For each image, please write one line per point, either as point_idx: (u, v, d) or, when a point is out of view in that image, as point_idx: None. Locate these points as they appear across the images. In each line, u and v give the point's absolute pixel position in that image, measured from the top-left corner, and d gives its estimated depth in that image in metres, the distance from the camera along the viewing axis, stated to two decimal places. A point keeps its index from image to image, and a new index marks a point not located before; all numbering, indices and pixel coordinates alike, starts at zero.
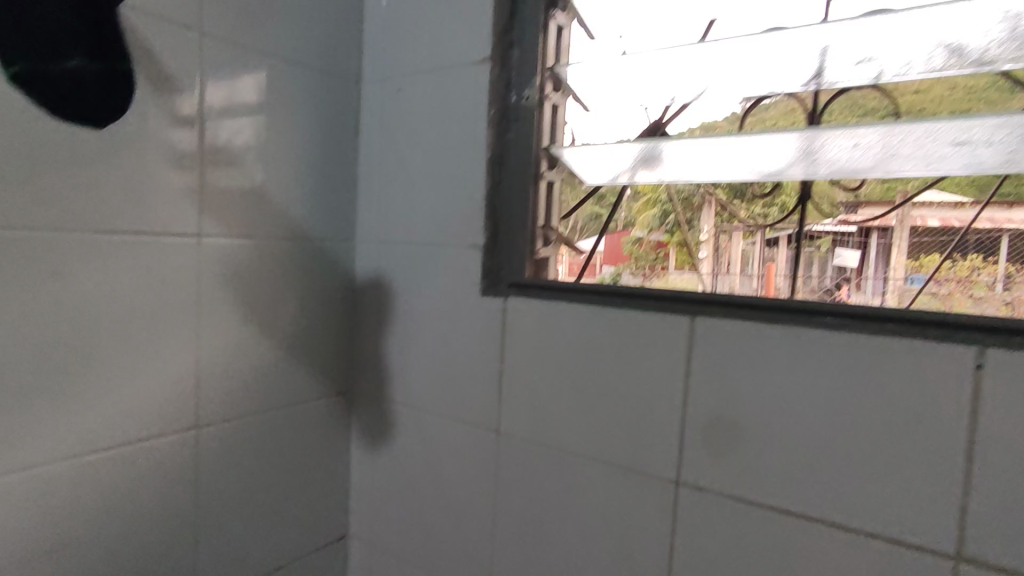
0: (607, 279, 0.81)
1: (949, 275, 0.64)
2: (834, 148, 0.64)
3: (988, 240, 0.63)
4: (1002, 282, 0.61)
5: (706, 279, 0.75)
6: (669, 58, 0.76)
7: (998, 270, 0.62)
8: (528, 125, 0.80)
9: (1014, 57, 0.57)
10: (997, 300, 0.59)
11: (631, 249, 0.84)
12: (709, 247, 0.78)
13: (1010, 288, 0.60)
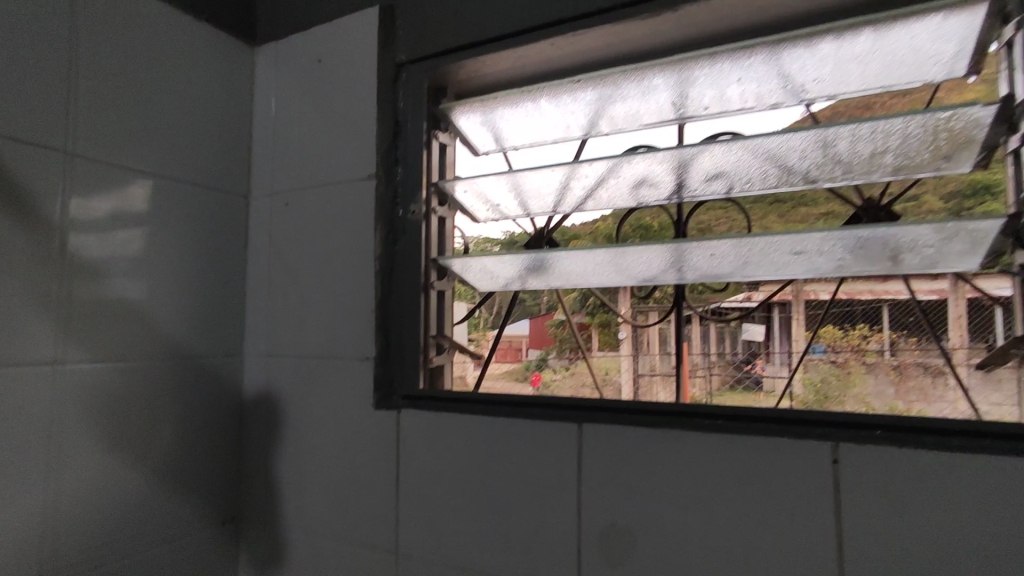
0: (535, 363, 0.94)
1: (846, 343, 0.81)
2: (698, 259, 0.70)
3: (873, 310, 0.82)
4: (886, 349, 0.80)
5: (627, 358, 0.90)
6: (546, 177, 0.80)
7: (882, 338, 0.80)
8: (416, 237, 0.81)
9: (830, 178, 0.67)
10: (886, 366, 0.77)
11: (554, 331, 0.97)
12: (627, 329, 0.93)
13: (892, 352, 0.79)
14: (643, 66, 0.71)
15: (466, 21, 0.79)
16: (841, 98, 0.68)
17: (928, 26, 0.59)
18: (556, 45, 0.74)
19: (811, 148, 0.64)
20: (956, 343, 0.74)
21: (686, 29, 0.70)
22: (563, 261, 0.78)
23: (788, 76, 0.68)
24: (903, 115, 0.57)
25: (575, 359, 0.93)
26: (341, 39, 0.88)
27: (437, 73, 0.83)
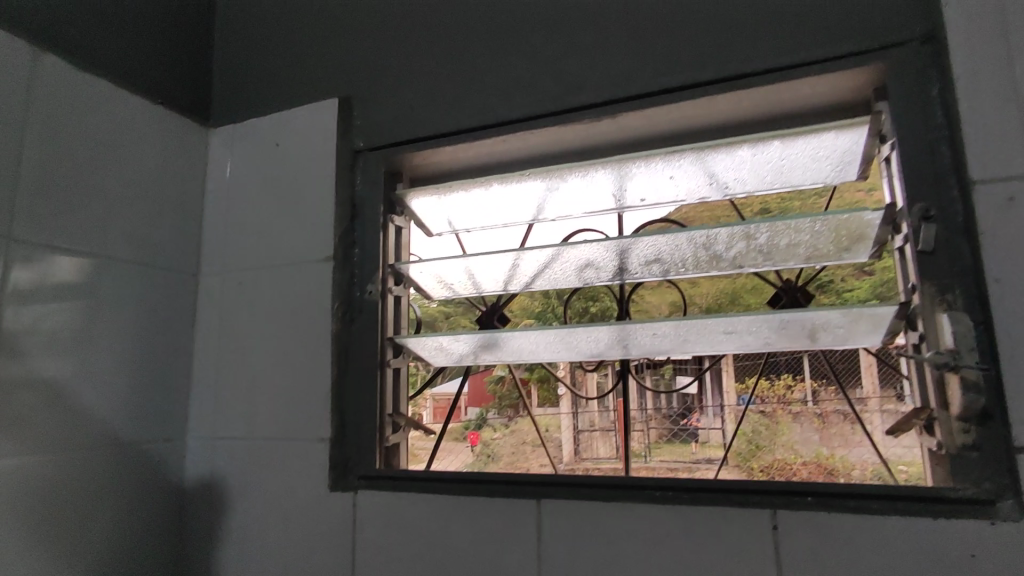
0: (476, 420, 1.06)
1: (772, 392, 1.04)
2: (643, 338, 0.76)
3: (796, 362, 1.05)
4: (811, 398, 1.03)
5: (568, 415, 1.06)
6: (497, 259, 0.85)
7: (807, 388, 1.04)
8: (373, 317, 0.83)
9: (754, 263, 0.76)
10: (811, 414, 1.02)
11: (494, 387, 1.09)
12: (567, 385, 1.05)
13: (817, 401, 1.03)
14: (588, 162, 0.79)
15: (423, 114, 0.85)
16: (757, 194, 0.78)
17: (825, 139, 0.69)
18: (506, 140, 0.81)
19: (736, 240, 0.72)
20: (870, 391, 0.85)
21: (623, 131, 0.78)
22: (516, 339, 0.82)
23: (714, 175, 0.77)
24: (808, 216, 0.66)
25: (514, 417, 1.06)
26: (298, 125, 0.92)
27: (393, 161, 0.87)
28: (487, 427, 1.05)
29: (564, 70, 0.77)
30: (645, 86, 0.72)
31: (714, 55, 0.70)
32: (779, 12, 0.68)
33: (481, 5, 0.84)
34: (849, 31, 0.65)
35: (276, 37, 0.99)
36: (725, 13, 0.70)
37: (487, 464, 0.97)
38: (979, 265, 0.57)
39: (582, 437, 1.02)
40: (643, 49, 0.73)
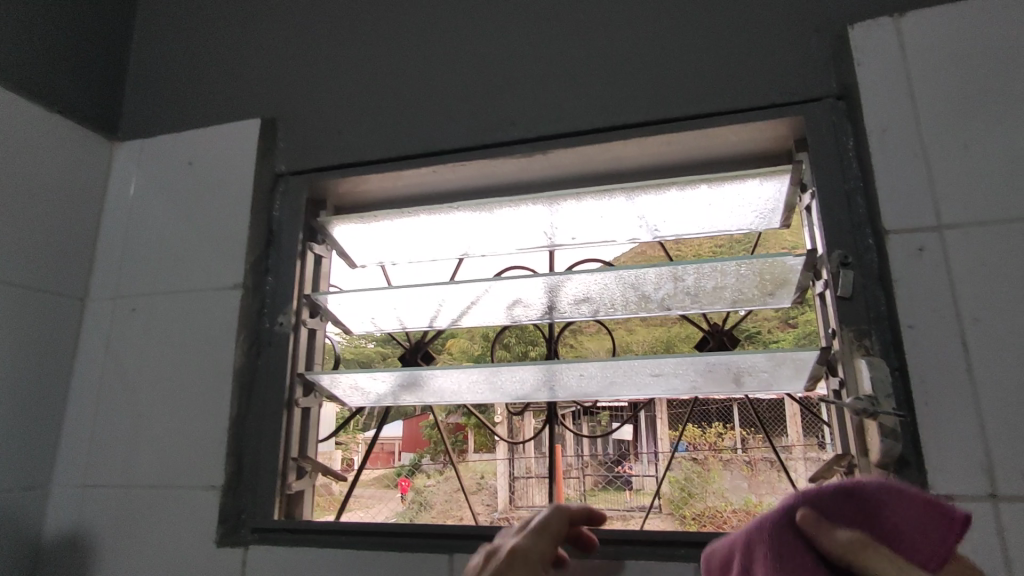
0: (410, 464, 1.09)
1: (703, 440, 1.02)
2: (570, 380, 0.73)
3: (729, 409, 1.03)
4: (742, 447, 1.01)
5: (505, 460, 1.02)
6: (423, 293, 0.81)
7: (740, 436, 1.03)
8: (281, 351, 0.77)
9: (681, 305, 0.75)
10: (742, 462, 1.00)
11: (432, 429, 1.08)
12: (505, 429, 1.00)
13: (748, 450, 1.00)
14: (518, 197, 0.77)
15: (350, 140, 0.81)
16: (685, 238, 0.78)
17: (750, 186, 0.70)
18: (437, 171, 0.78)
19: (664, 281, 0.71)
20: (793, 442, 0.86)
21: (555, 168, 0.77)
22: (438, 379, 0.77)
23: (644, 217, 0.76)
24: (734, 259, 0.66)
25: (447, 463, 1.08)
26: (214, 144, 0.85)
27: (316, 186, 0.82)
28: (420, 473, 1.08)
29: (498, 104, 0.76)
30: (577, 124, 0.72)
31: (645, 99, 0.71)
32: (706, 62, 0.70)
33: (416, 35, 0.82)
34: (771, 84, 0.67)
35: (198, 52, 0.94)
36: (655, 59, 0.72)
37: (420, 511, 1.01)
38: (893, 313, 0.57)
39: (518, 484, 1.02)
40: (576, 88, 0.73)
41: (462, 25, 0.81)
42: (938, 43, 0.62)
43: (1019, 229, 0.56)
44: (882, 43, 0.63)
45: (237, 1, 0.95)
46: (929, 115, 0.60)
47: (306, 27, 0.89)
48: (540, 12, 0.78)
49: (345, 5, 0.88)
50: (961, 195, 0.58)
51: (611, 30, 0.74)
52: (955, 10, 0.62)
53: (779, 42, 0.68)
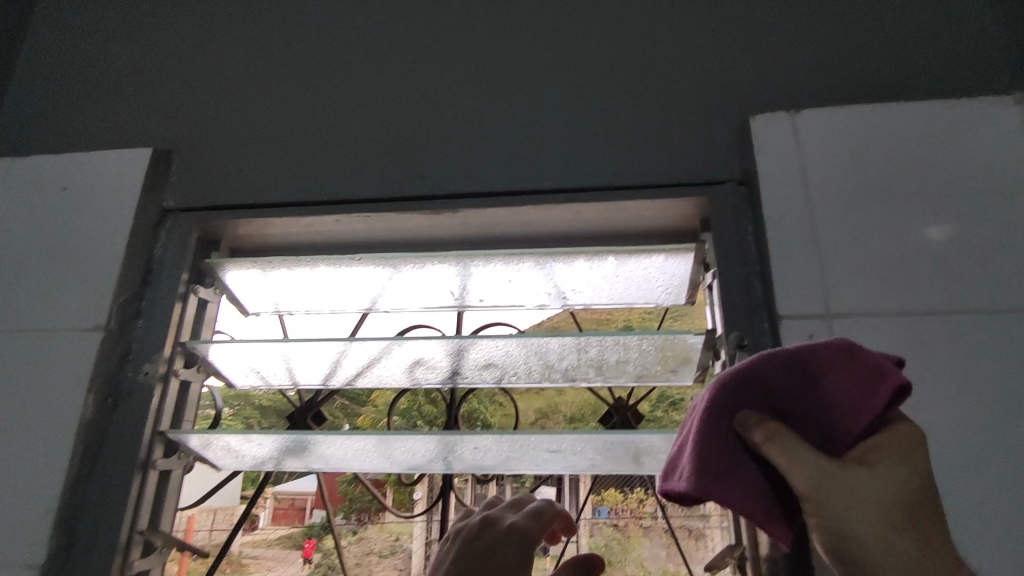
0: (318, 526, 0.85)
1: None
2: (467, 452, 0.68)
3: None
4: None
5: None
6: (316, 349, 0.75)
7: None
8: (143, 405, 0.68)
9: (585, 377, 0.73)
10: None
11: None
12: (424, 487, 0.87)
13: None
14: (425, 255, 0.74)
15: (253, 181, 0.76)
16: (594, 307, 0.77)
17: (656, 261, 0.70)
18: (342, 221, 0.74)
19: (568, 352, 0.69)
20: None
21: (466, 228, 0.75)
22: (324, 445, 0.70)
23: (553, 284, 0.75)
24: (636, 334, 0.65)
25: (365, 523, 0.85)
26: (95, 170, 0.78)
27: (207, 226, 0.76)
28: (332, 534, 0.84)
29: (412, 161, 0.74)
30: (488, 188, 0.71)
31: (557, 170, 0.71)
32: (618, 140, 0.71)
33: (337, 86, 0.81)
34: (677, 166, 0.68)
35: (94, 73, 0.87)
36: (568, 133, 0.73)
37: None
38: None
39: None
40: (491, 154, 0.73)
41: (382, 82, 0.80)
42: (830, 141, 0.65)
43: (900, 322, 0.58)
44: (780, 134, 0.66)
45: (146, 28, 0.90)
46: (821, 206, 0.63)
47: (220, 64, 0.85)
48: (462, 78, 0.79)
49: (265, 47, 0.85)
50: (850, 286, 0.59)
51: (528, 102, 0.76)
52: (844, 113, 0.66)
53: (687, 127, 0.70)
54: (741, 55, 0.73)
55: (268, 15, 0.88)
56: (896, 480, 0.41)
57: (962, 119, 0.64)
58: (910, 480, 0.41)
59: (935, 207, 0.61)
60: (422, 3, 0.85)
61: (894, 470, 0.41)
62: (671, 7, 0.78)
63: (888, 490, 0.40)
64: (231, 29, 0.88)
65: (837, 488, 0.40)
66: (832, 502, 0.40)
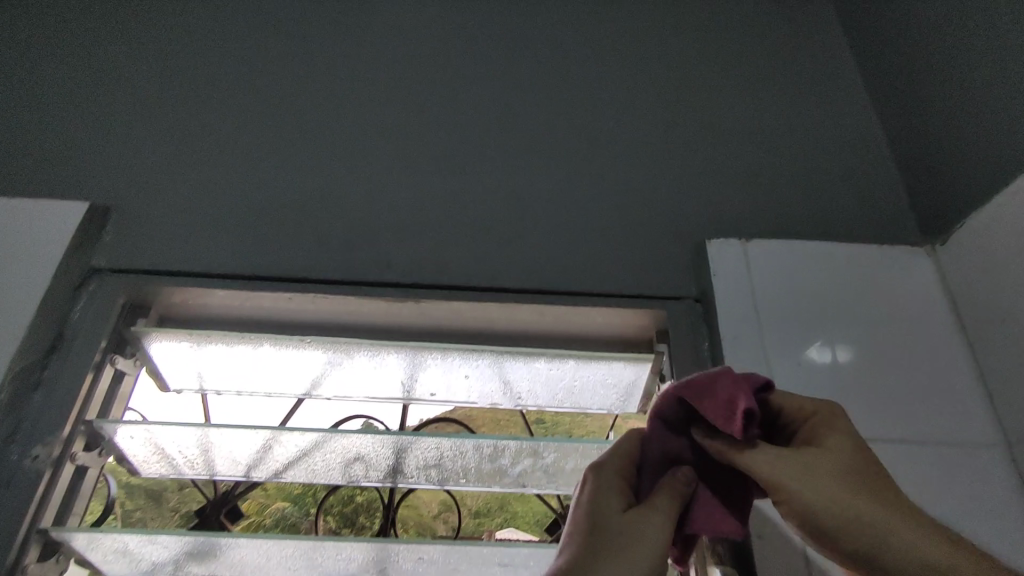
0: None
1: None
2: (406, 563, 0.63)
3: None
4: None
5: None
6: (245, 436, 0.68)
7: None
8: (25, 493, 0.57)
9: (537, 484, 0.70)
10: None
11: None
12: None
13: None
14: (380, 343, 0.71)
15: (200, 247, 0.71)
16: (547, 410, 0.76)
17: (613, 369, 0.71)
18: (294, 299, 0.70)
19: (522, 456, 0.67)
20: None
21: (426, 319, 0.73)
22: (241, 550, 0.62)
23: (509, 384, 0.74)
24: (592, 443, 0.64)
25: None
26: (12, 215, 0.70)
27: (139, 291, 0.70)
28: None
29: (377, 244, 0.73)
30: (455, 281, 0.70)
31: (524, 270, 0.72)
32: (585, 245, 0.73)
33: (301, 156, 0.79)
34: (639, 278, 0.71)
35: (17, 102, 0.79)
36: (535, 234, 0.74)
37: None
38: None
39: None
40: (459, 246, 0.73)
41: (350, 158, 0.79)
42: (779, 269, 0.70)
43: None
44: (734, 258, 0.70)
45: (90, 67, 0.84)
46: (772, 330, 0.66)
47: (173, 118, 0.81)
48: (431, 165, 0.79)
49: (226, 109, 0.82)
50: None
51: (497, 198, 0.77)
52: (791, 243, 0.72)
53: (648, 240, 0.74)
54: (697, 179, 0.79)
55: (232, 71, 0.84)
56: (841, 449, 0.48)
57: (887, 262, 0.72)
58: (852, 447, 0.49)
59: (869, 340, 0.67)
60: (396, 87, 0.86)
61: (836, 442, 0.49)
62: (635, 127, 0.84)
63: (836, 463, 0.47)
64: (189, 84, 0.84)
65: (801, 471, 0.47)
66: (800, 484, 0.46)
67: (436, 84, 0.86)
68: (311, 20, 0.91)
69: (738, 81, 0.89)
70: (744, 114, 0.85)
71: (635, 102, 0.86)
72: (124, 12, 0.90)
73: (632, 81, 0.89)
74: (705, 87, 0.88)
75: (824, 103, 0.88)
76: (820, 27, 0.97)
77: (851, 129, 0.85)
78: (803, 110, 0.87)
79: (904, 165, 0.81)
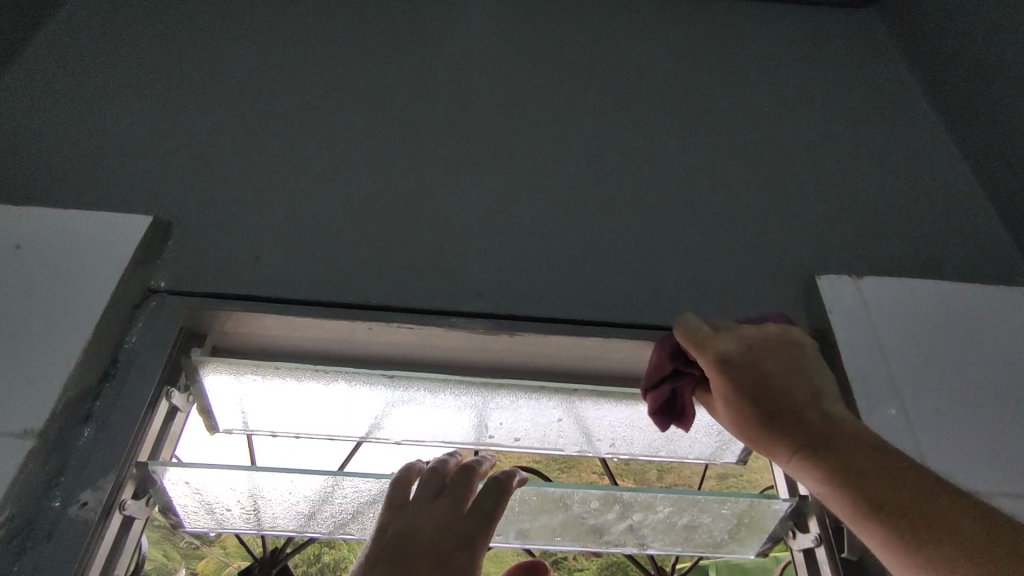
0: None
1: None
2: None
3: None
4: None
5: None
6: (314, 486, 0.60)
7: None
8: (69, 549, 0.49)
9: (636, 542, 0.63)
10: None
11: None
12: None
13: None
14: (466, 381, 0.64)
15: (268, 268, 0.64)
16: (641, 459, 0.70)
17: None
18: (373, 329, 0.63)
19: (630, 511, 0.59)
20: None
21: (513, 355, 0.66)
22: None
23: (600, 428, 0.68)
24: (715, 494, 0.57)
25: None
26: (63, 229, 0.63)
27: (201, 316, 0.62)
28: None
29: (463, 268, 0.66)
30: (552, 311, 0.64)
31: (625, 299, 0.65)
32: (689, 273, 0.67)
33: (372, 172, 0.72)
34: (750, 311, 0.65)
35: (71, 112, 0.73)
36: (632, 259, 0.68)
37: None
38: None
39: None
40: (552, 272, 0.66)
41: (427, 176, 0.73)
42: (898, 306, 0.66)
43: (1000, 502, 0.55)
44: (847, 294, 0.66)
45: (143, 75, 0.78)
46: (900, 373, 0.61)
47: (231, 128, 0.74)
48: (511, 184, 0.73)
49: (287, 119, 0.76)
50: (942, 461, 0.57)
51: (587, 222, 0.71)
52: (906, 281, 0.68)
53: (754, 271, 0.68)
54: (797, 208, 0.74)
55: (300, 86, 0.79)
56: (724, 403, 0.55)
57: (1003, 302, 0.68)
58: (741, 375, 0.54)
59: (999, 382, 0.63)
60: (463, 101, 0.80)
61: (722, 376, 0.54)
62: (723, 148, 0.78)
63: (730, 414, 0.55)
64: (246, 93, 0.77)
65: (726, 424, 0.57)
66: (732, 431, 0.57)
67: (513, 99, 0.81)
68: (383, 35, 0.86)
69: (822, 107, 0.85)
70: (834, 142, 0.81)
71: (726, 124, 0.81)
72: (177, 20, 0.84)
73: (714, 101, 0.83)
74: (791, 111, 0.83)
75: (912, 132, 0.84)
76: (894, 55, 0.93)
77: (945, 163, 0.81)
78: (894, 140, 0.82)
79: (994, 202, 0.77)
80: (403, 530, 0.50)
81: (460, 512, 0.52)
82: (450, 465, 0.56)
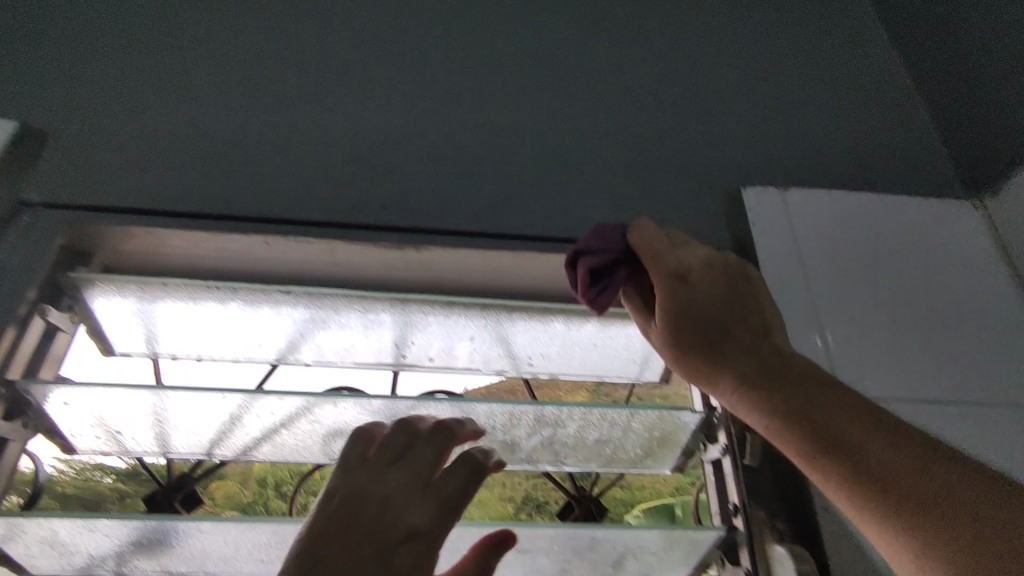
0: None
1: None
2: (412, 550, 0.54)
3: None
4: None
5: None
6: (209, 406, 0.56)
7: None
8: None
9: (549, 460, 0.62)
10: None
11: None
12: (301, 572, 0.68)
13: None
14: (372, 296, 0.60)
15: (154, 180, 0.59)
16: (561, 379, 0.67)
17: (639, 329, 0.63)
18: (271, 245, 0.59)
19: (539, 427, 0.58)
20: None
21: (424, 271, 0.63)
22: (193, 535, 0.51)
23: (517, 346, 0.65)
24: (623, 408, 0.55)
25: None
26: None
27: (80, 231, 0.58)
28: None
29: (369, 180, 0.61)
30: (464, 223, 0.60)
31: (541, 211, 0.62)
32: (612, 185, 0.64)
33: (272, 78, 0.66)
34: (673, 223, 0.62)
35: None
36: (552, 171, 0.64)
37: None
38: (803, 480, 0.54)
39: None
40: (465, 185, 0.62)
41: (332, 84, 0.67)
42: (824, 220, 0.64)
43: (912, 410, 0.55)
44: (773, 207, 0.63)
45: None
46: (822, 289, 0.60)
47: (115, 33, 0.67)
48: (426, 92, 0.68)
49: (178, 24, 0.69)
50: (857, 372, 0.56)
51: (505, 132, 0.66)
52: (834, 195, 0.65)
53: (680, 183, 0.65)
54: (729, 119, 0.70)
55: None
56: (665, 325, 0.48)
57: (934, 215, 0.67)
58: (700, 303, 0.48)
59: (922, 293, 0.62)
60: (374, 4, 0.73)
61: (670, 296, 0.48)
62: (655, 58, 0.74)
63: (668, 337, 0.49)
64: None
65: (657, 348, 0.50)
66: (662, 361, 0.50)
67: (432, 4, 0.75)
68: None
69: (765, 15, 0.80)
70: (774, 52, 0.76)
71: (662, 31, 0.76)
72: None
73: (650, 9, 0.78)
74: (731, 19, 0.78)
75: (856, 43, 0.80)
76: None
77: (889, 73, 0.78)
78: (837, 51, 0.78)
79: (935, 114, 0.74)
80: (343, 511, 0.44)
81: (425, 496, 0.46)
82: (422, 433, 0.50)
